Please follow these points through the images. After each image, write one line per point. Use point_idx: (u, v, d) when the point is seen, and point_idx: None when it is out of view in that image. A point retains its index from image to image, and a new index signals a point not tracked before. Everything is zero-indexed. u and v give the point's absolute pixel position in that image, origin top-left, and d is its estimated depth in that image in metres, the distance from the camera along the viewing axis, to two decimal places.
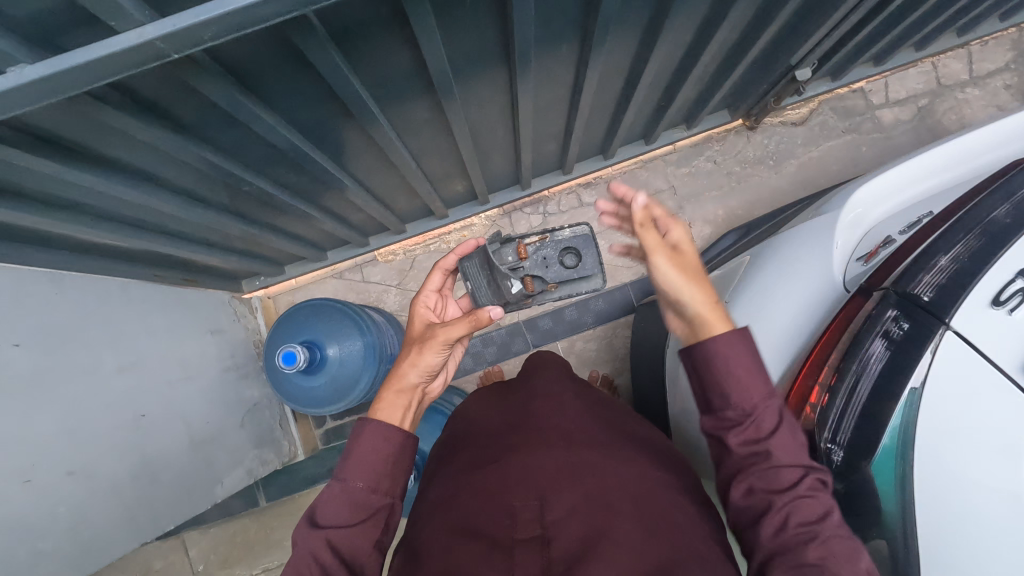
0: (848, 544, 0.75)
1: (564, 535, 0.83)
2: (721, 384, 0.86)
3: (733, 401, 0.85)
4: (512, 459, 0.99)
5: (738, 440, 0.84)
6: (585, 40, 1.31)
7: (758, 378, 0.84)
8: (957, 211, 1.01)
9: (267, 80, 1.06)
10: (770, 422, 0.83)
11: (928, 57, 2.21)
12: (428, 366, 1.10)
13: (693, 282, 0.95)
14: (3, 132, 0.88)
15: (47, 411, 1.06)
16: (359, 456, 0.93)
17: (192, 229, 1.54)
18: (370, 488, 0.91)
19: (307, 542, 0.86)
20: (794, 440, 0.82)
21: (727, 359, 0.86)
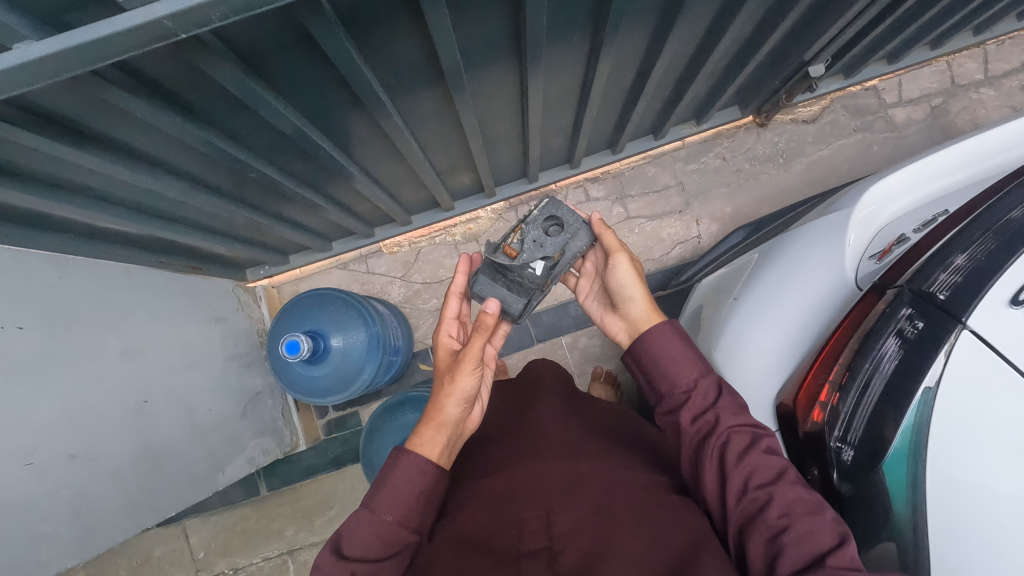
0: (806, 494, 0.83)
1: (574, 548, 0.82)
2: (666, 375, 1.01)
3: (678, 381, 0.99)
4: (519, 469, 0.99)
5: (688, 422, 0.96)
6: (597, 32, 1.30)
7: (689, 359, 1.00)
8: (975, 208, 0.98)
9: (276, 63, 1.05)
10: (710, 395, 0.96)
11: (944, 56, 2.19)
12: (464, 394, 1.12)
13: (636, 282, 1.17)
14: (7, 110, 0.88)
15: (50, 395, 1.06)
16: (390, 489, 0.94)
17: (197, 215, 1.54)
18: (397, 522, 0.92)
19: (331, 573, 0.85)
20: (734, 403, 0.94)
21: (650, 351, 1.05)
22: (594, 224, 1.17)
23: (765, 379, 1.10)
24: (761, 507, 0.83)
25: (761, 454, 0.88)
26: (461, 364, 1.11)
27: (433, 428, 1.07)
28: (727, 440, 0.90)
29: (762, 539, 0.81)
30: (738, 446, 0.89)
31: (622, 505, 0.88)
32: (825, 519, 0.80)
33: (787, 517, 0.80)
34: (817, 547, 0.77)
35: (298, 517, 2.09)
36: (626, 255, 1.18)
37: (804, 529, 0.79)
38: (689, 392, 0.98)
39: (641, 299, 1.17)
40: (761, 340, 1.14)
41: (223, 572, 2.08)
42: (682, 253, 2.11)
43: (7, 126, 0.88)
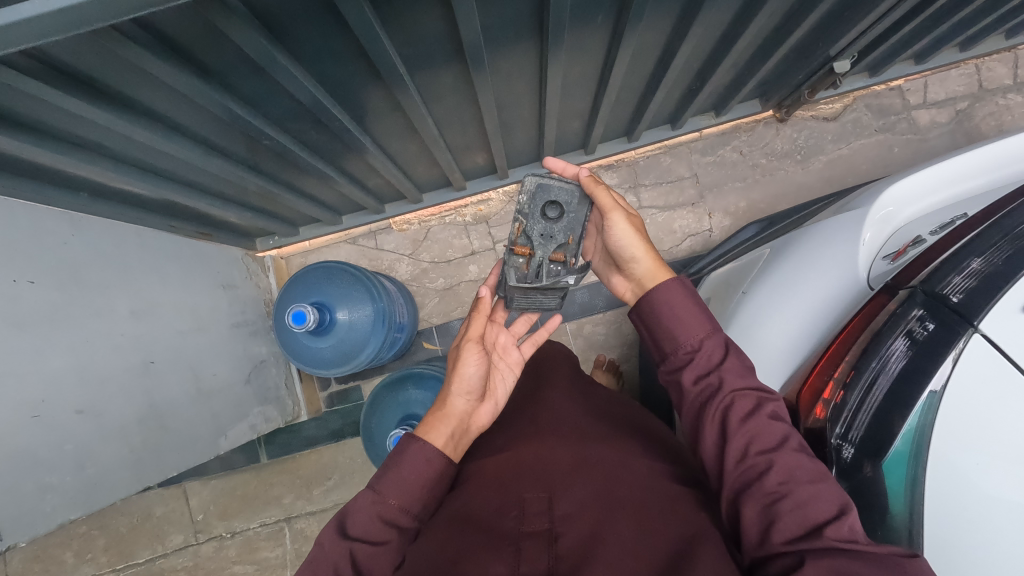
0: (808, 463, 0.82)
1: (575, 531, 0.81)
2: (670, 334, 0.98)
3: (683, 341, 0.97)
4: (524, 453, 0.99)
5: (691, 383, 0.94)
6: (621, 15, 1.28)
7: (697, 320, 0.97)
8: (993, 214, 0.96)
9: (295, 27, 1.04)
10: (716, 357, 0.94)
11: (973, 59, 2.14)
12: (469, 387, 1.15)
13: (636, 240, 1.10)
14: (24, 61, 0.88)
15: (58, 350, 1.07)
16: (397, 474, 0.95)
17: (209, 181, 1.54)
18: (401, 508, 0.92)
19: (331, 551, 0.86)
20: (740, 366, 0.92)
21: (658, 308, 1.01)
22: (585, 182, 1.11)
23: (770, 375, 1.10)
24: (760, 472, 0.82)
25: (765, 420, 0.86)
26: (466, 349, 1.17)
27: (441, 418, 1.08)
28: (730, 404, 0.89)
29: (758, 504, 0.80)
30: (742, 411, 0.88)
31: (626, 495, 0.88)
32: (827, 487, 0.79)
33: (787, 484, 0.79)
34: (815, 515, 0.76)
35: (296, 485, 2.12)
36: (622, 212, 1.11)
37: (803, 497, 0.78)
38: (694, 351, 0.95)
39: (644, 257, 1.10)
40: (768, 336, 1.14)
41: (221, 535, 2.12)
42: (692, 246, 2.09)
43: (24, 77, 0.88)
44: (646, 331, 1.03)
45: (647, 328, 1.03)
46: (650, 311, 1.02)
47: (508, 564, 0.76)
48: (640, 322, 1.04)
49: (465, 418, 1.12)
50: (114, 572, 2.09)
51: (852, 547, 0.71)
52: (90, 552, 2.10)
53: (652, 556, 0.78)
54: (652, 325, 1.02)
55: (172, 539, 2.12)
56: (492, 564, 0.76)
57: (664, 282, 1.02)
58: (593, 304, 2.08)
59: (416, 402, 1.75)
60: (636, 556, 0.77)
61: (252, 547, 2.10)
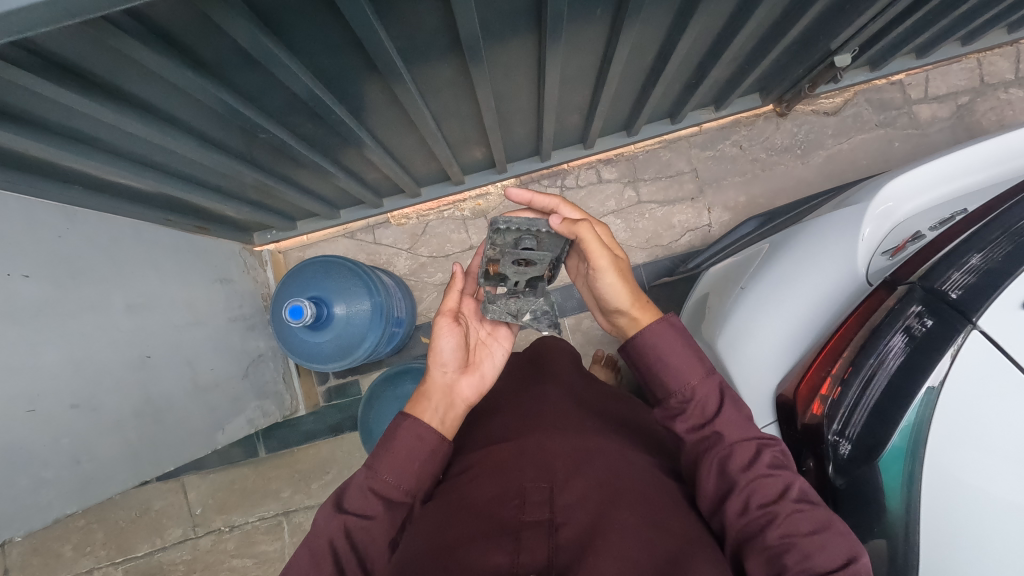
0: (810, 514, 0.82)
1: (576, 522, 0.81)
2: (662, 381, 0.97)
3: (676, 389, 0.96)
4: (527, 442, 0.98)
5: (686, 432, 0.95)
6: (620, 8, 1.27)
7: (690, 366, 0.96)
8: (993, 208, 0.95)
9: (290, 19, 1.03)
10: (710, 405, 0.94)
11: (975, 53, 2.13)
12: (444, 360, 1.13)
13: (623, 288, 1.02)
14: (15, 53, 0.87)
15: (53, 344, 1.07)
16: (391, 452, 0.95)
17: (206, 174, 1.53)
18: (396, 485, 0.93)
19: (327, 526, 0.88)
20: (737, 416, 0.92)
21: (647, 356, 0.99)
22: (563, 230, 0.99)
23: (768, 371, 1.10)
24: (762, 524, 0.81)
25: (765, 471, 0.86)
26: (438, 322, 1.16)
27: (423, 393, 1.08)
28: (730, 454, 0.89)
29: (760, 557, 0.79)
30: (740, 462, 0.88)
31: (624, 487, 0.87)
32: (830, 538, 0.79)
33: (790, 536, 0.79)
34: (819, 566, 0.76)
35: (294, 479, 2.12)
36: (606, 264, 1.01)
37: (808, 548, 0.77)
38: (688, 400, 0.95)
39: (628, 307, 1.03)
40: (766, 332, 1.13)
41: (220, 528, 2.12)
42: (691, 241, 2.08)
43: (14, 68, 0.87)
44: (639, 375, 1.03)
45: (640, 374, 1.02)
46: (640, 358, 1.00)
47: (508, 552, 0.76)
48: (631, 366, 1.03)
49: (448, 391, 1.11)
50: (113, 565, 2.10)
51: None
52: (90, 545, 2.11)
53: (650, 546, 0.78)
54: (644, 372, 1.00)
55: (171, 532, 2.12)
56: (491, 553, 0.76)
57: (651, 324, 1.01)
58: None
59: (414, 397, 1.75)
60: (630, 545, 0.77)
61: (250, 540, 2.11)
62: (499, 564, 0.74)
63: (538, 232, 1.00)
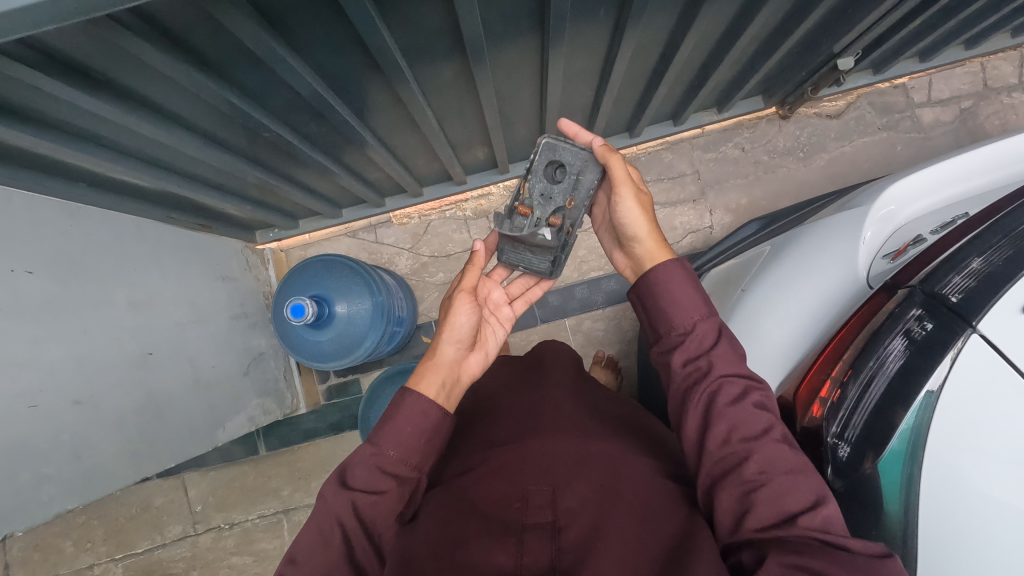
0: (787, 454, 0.82)
1: (579, 524, 0.82)
2: (665, 314, 0.97)
3: (678, 322, 0.95)
4: (530, 444, 0.97)
5: (680, 365, 0.93)
6: (623, 10, 1.27)
7: (694, 300, 0.95)
8: (995, 213, 0.95)
9: (294, 18, 1.03)
10: (707, 342, 0.93)
11: (978, 57, 2.12)
12: (459, 337, 1.15)
13: (642, 218, 1.09)
14: (21, 50, 0.87)
15: (55, 339, 1.07)
16: (393, 427, 0.94)
17: (209, 173, 1.53)
18: (401, 460, 0.93)
19: (335, 502, 0.86)
20: (730, 351, 0.91)
21: (654, 289, 0.99)
22: (600, 151, 1.11)
23: (768, 372, 1.10)
24: (740, 462, 0.82)
25: (750, 409, 0.86)
26: (457, 296, 1.17)
27: (429, 365, 1.09)
28: (717, 390, 0.88)
29: (736, 493, 0.81)
30: (728, 396, 0.87)
31: (625, 487, 0.88)
32: (806, 479, 0.80)
33: (766, 473, 0.80)
34: (792, 505, 0.77)
35: (295, 478, 2.12)
36: (631, 190, 1.09)
37: (781, 487, 0.79)
38: (687, 334, 0.94)
39: (647, 236, 1.09)
40: (766, 333, 1.13)
41: (219, 526, 2.12)
42: (692, 243, 2.08)
43: (20, 66, 0.88)
44: (641, 307, 1.02)
45: (642, 307, 1.02)
46: (648, 291, 1.00)
47: (511, 554, 0.78)
48: (635, 298, 1.03)
49: (452, 365, 1.12)
50: (113, 562, 2.11)
51: (825, 537, 0.73)
52: (90, 542, 2.11)
53: (650, 550, 0.79)
54: (648, 304, 1.00)
55: (171, 529, 2.12)
56: (495, 556, 0.77)
57: (664, 263, 1.01)
58: (592, 300, 2.08)
59: None
60: (630, 547, 0.78)
61: (250, 538, 2.11)
62: (502, 567, 0.76)
63: (576, 161, 1.17)
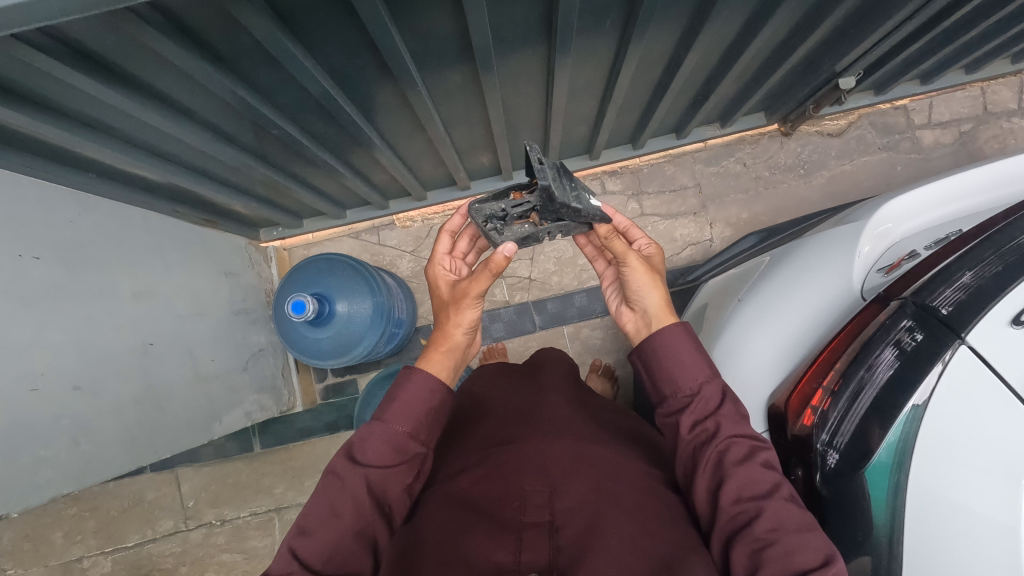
0: (798, 514, 0.81)
1: (576, 523, 0.83)
2: (670, 375, 0.96)
3: (684, 385, 0.94)
4: (525, 444, 0.97)
5: (687, 427, 0.92)
6: (628, 25, 1.30)
7: (698, 363, 0.95)
8: (988, 228, 0.96)
9: (307, 17, 1.06)
10: (713, 403, 0.92)
11: (978, 81, 2.15)
12: (471, 323, 1.08)
13: (650, 285, 1.06)
14: (38, 38, 0.90)
15: (57, 325, 1.09)
16: (401, 402, 0.94)
17: (217, 168, 1.56)
18: (412, 436, 0.93)
19: (348, 479, 0.87)
20: (737, 413, 0.91)
21: (660, 351, 0.97)
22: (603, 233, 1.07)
23: (762, 380, 1.10)
24: (751, 520, 0.81)
25: (758, 467, 0.85)
26: (466, 297, 1.05)
27: (439, 339, 1.06)
28: (726, 449, 0.87)
29: (746, 549, 0.79)
30: (737, 455, 0.86)
31: (619, 489, 0.89)
32: (814, 536, 0.79)
33: (777, 531, 0.79)
34: (801, 563, 0.76)
35: (288, 476, 2.13)
36: (636, 254, 1.08)
37: (792, 544, 0.77)
38: (693, 396, 0.93)
39: (657, 296, 1.06)
40: (760, 344, 1.14)
41: (211, 522, 2.12)
42: (692, 255, 2.10)
43: (38, 53, 0.90)
44: (642, 367, 1.00)
45: (644, 368, 1.00)
46: (655, 353, 0.98)
47: (510, 552, 0.79)
48: (636, 359, 1.02)
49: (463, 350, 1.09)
50: (103, 555, 2.10)
51: None
52: (81, 534, 2.11)
53: (645, 552, 0.79)
54: (655, 364, 0.98)
55: (163, 524, 2.12)
56: (494, 552, 0.78)
57: (668, 325, 1.00)
58: (590, 308, 2.10)
59: None
60: (624, 547, 0.79)
61: (241, 536, 2.11)
62: (501, 564, 0.77)
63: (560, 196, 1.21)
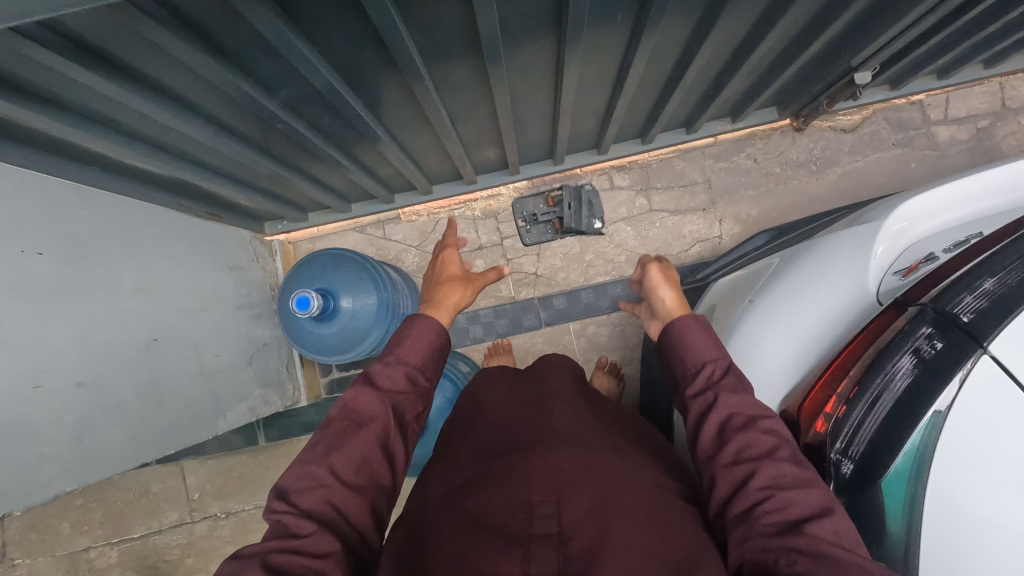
0: (797, 472, 0.81)
1: (586, 533, 0.81)
2: (680, 355, 1.01)
3: (692, 361, 0.98)
4: (532, 456, 0.95)
5: (693, 397, 0.95)
6: (640, 17, 1.27)
7: (707, 342, 0.99)
8: (1009, 233, 0.94)
9: (311, 11, 1.04)
10: (717, 375, 0.95)
11: (997, 76, 2.11)
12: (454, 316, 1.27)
13: (664, 287, 1.15)
14: (38, 32, 0.88)
15: (60, 321, 1.08)
16: (410, 343, 1.05)
17: (221, 161, 1.54)
18: (412, 378, 1.02)
19: (362, 400, 0.95)
20: (738, 384, 0.93)
21: (670, 333, 1.04)
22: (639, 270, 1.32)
23: (773, 386, 1.08)
24: (746, 476, 0.82)
25: (759, 432, 0.86)
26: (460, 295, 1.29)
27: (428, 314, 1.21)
28: (726, 418, 0.89)
29: (743, 504, 0.80)
30: (738, 420, 0.88)
31: (628, 501, 0.87)
32: (813, 493, 0.78)
33: (772, 487, 0.79)
34: (797, 514, 0.76)
35: None
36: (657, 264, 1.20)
37: (788, 498, 0.77)
38: (699, 371, 0.97)
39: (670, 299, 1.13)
40: (770, 348, 1.11)
41: (216, 514, 2.13)
42: (700, 252, 2.08)
43: (38, 47, 0.88)
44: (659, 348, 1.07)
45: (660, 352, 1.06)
46: (668, 337, 1.04)
47: (519, 565, 0.76)
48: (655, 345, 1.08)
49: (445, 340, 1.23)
50: (109, 546, 2.11)
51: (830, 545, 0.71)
52: (87, 524, 2.13)
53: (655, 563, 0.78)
54: (665, 347, 1.04)
55: (168, 516, 2.13)
56: (502, 566, 0.76)
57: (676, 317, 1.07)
58: (597, 304, 2.08)
59: None
60: (632, 555, 0.78)
61: (245, 528, 2.11)
62: None
63: None
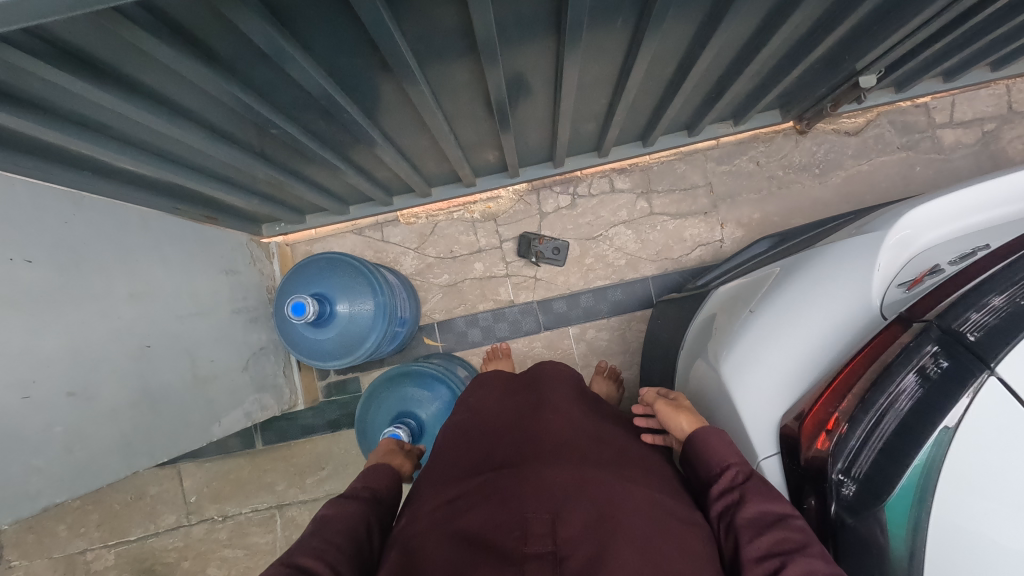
0: (825, 568, 0.80)
1: (582, 552, 0.80)
2: (705, 462, 1.04)
3: (716, 463, 1.01)
4: (526, 469, 0.94)
5: (719, 502, 0.96)
6: (641, 21, 1.25)
7: (727, 444, 1.02)
8: (1018, 246, 0.92)
9: (304, 15, 1.02)
10: (739, 477, 0.97)
11: (1004, 79, 2.08)
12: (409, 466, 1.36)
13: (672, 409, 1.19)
14: (23, 38, 0.86)
15: (51, 330, 1.07)
16: (372, 471, 1.14)
17: (216, 165, 1.52)
18: (380, 493, 1.08)
19: (343, 509, 0.98)
20: (763, 486, 0.93)
21: (694, 445, 1.07)
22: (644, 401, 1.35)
23: (774, 400, 1.06)
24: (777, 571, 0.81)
25: (785, 526, 0.86)
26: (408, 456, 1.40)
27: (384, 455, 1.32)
28: (751, 512, 0.90)
29: None
30: (764, 521, 0.88)
31: (624, 516, 0.86)
32: None
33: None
34: None
35: (290, 473, 2.11)
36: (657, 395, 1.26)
37: None
38: (723, 472, 0.99)
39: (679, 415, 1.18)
40: (771, 362, 1.09)
41: (213, 517, 2.12)
42: (702, 256, 2.06)
43: (23, 54, 0.86)
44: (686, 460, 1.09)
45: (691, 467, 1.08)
46: (693, 449, 1.07)
47: None
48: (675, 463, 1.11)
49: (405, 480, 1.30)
50: (106, 548, 2.11)
51: None
52: (84, 527, 2.12)
53: None
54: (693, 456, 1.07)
55: (165, 519, 2.12)
56: None
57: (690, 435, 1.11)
58: (597, 309, 2.07)
59: (417, 401, 1.73)
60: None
61: (242, 532, 2.10)
62: None
63: None
